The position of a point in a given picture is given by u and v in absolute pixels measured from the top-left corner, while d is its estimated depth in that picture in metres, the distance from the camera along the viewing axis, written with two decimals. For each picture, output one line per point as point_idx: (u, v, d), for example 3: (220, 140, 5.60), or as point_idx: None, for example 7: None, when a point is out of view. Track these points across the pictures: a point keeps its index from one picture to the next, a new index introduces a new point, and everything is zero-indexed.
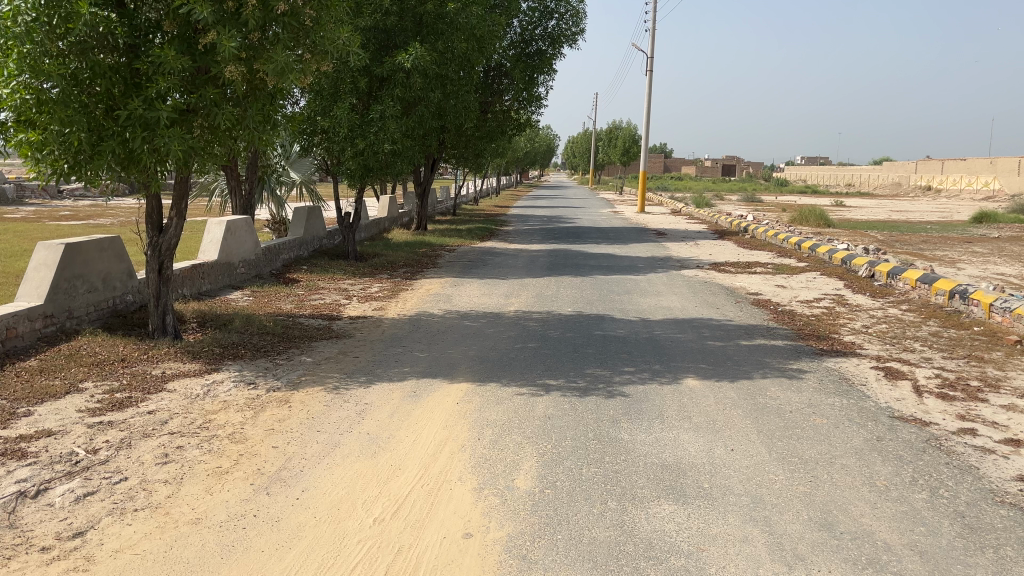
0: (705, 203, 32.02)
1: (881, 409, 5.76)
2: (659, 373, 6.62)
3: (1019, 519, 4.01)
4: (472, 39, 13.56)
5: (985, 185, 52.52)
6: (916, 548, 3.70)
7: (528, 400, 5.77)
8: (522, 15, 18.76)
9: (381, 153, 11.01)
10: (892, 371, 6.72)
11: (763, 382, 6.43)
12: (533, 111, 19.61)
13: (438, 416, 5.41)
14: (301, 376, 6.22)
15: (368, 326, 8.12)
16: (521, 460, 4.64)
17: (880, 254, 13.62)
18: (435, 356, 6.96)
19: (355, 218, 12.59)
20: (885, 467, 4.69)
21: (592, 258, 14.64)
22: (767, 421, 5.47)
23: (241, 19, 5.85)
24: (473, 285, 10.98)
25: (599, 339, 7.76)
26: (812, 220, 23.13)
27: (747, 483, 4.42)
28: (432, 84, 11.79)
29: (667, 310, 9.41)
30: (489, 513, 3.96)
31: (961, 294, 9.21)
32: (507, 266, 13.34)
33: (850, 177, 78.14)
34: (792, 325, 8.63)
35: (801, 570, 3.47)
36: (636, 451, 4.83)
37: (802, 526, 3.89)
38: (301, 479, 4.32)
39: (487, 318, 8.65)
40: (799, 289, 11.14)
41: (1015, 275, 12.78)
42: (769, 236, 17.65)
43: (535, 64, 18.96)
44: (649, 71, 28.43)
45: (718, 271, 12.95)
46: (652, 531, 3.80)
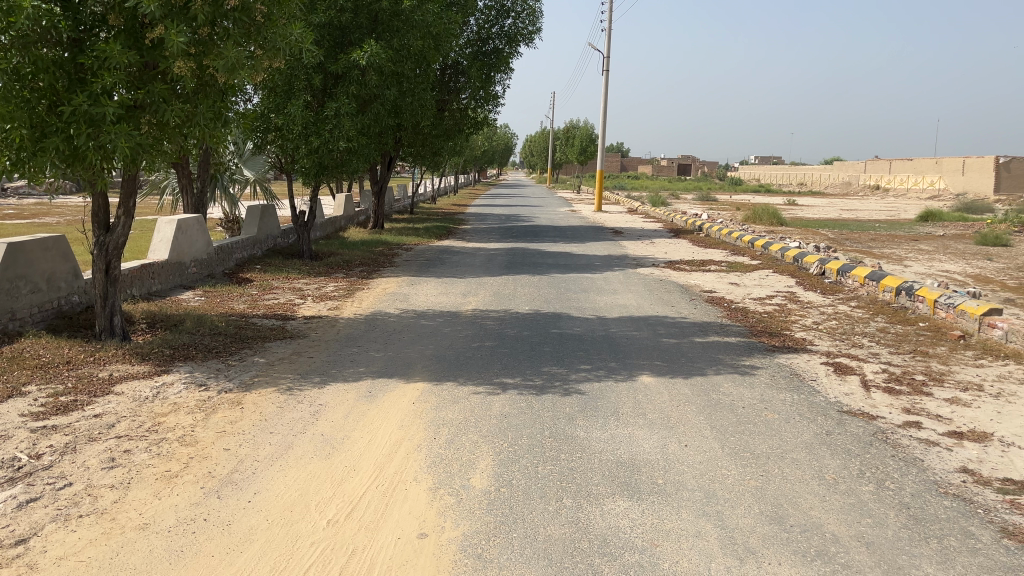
0: (661, 202, 32.31)
1: (830, 404, 5.87)
2: (615, 370, 6.66)
3: (961, 510, 4.13)
4: (428, 37, 13.49)
5: (931, 185, 54.01)
6: (863, 539, 3.78)
7: (484, 399, 5.76)
8: (478, 13, 18.72)
9: (336, 151, 10.93)
10: (841, 367, 6.87)
11: (716, 378, 6.52)
12: (490, 109, 19.57)
13: (393, 416, 5.38)
14: (254, 378, 6.12)
15: (323, 326, 8.03)
16: (477, 459, 4.63)
17: (830, 251, 13.90)
18: (391, 356, 6.91)
19: (310, 216, 12.44)
20: (834, 461, 4.78)
21: (549, 257, 14.66)
22: (720, 417, 5.55)
23: (190, 13, 5.74)
24: (430, 284, 10.94)
25: (556, 337, 7.78)
26: (765, 219, 23.47)
27: (699, 478, 4.47)
28: (387, 81, 11.69)
29: (623, 308, 9.48)
30: (444, 513, 3.94)
31: (907, 290, 9.45)
32: (464, 264, 13.31)
33: (801, 177, 79.66)
34: (746, 322, 8.76)
35: (753, 563, 3.53)
36: (590, 448, 4.86)
37: (753, 520, 3.95)
38: (253, 482, 4.25)
39: (444, 317, 8.62)
40: (752, 286, 11.31)
41: (958, 272, 13.17)
42: (723, 235, 17.88)
43: (492, 63, 18.94)
44: (605, 72, 28.62)
45: (673, 270, 13.07)
46: (606, 527, 3.83)
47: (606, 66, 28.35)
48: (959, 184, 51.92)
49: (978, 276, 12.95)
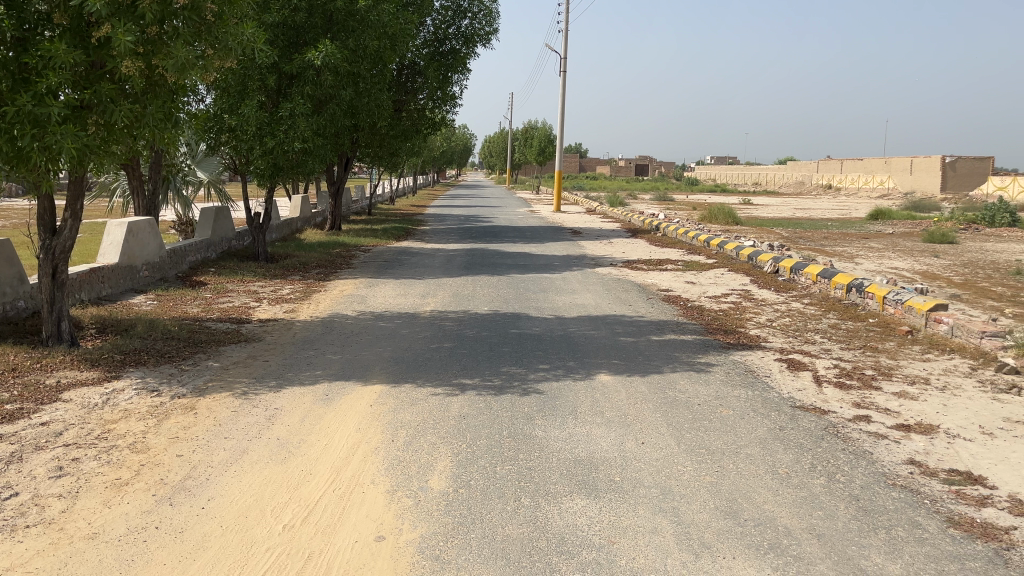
0: (619, 203, 32.56)
1: (783, 400, 5.98)
2: (573, 370, 6.69)
3: (909, 500, 4.24)
4: (383, 37, 13.42)
5: (881, 184, 55.31)
6: (814, 531, 3.86)
7: (443, 400, 5.75)
8: (434, 14, 18.67)
9: (291, 152, 10.81)
10: (794, 363, 7.00)
11: (672, 376, 6.60)
12: (448, 110, 19.53)
13: (350, 419, 5.34)
14: (208, 382, 6.02)
15: (279, 329, 7.94)
16: (435, 461, 4.62)
17: (783, 250, 14.16)
18: (348, 359, 6.86)
19: (265, 218, 12.28)
20: (786, 455, 4.88)
21: (507, 257, 14.68)
22: (676, 414, 5.62)
23: (137, 12, 5.63)
24: (388, 285, 10.88)
25: (514, 338, 7.79)
26: (721, 219, 23.77)
27: (655, 475, 4.52)
28: (342, 81, 11.60)
29: (581, 307, 9.53)
30: (402, 515, 3.92)
31: (857, 288, 9.67)
32: (423, 265, 13.26)
33: (756, 177, 80.96)
34: (702, 320, 8.88)
35: (708, 558, 3.58)
36: (548, 447, 4.88)
37: (708, 515, 4.01)
38: (206, 489, 4.19)
39: (402, 318, 8.58)
40: (708, 285, 11.46)
41: (907, 269, 13.51)
42: (680, 234, 18.09)
43: (449, 64, 18.91)
44: (562, 73, 28.73)
45: (630, 269, 13.18)
46: (564, 526, 3.85)
47: (563, 68, 28.47)
48: (908, 183, 53.24)
49: (925, 273, 13.29)
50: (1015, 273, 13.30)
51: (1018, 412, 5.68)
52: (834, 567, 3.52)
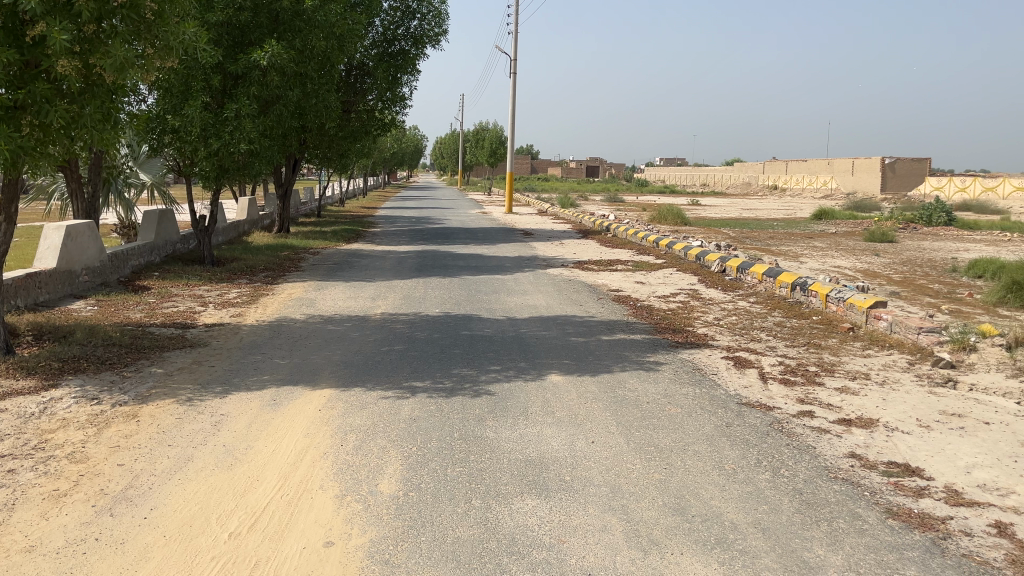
0: (570, 203, 32.81)
1: (729, 397, 6.09)
2: (524, 370, 6.71)
3: (850, 493, 4.35)
4: (331, 37, 13.29)
5: (824, 184, 56.67)
6: (759, 525, 3.94)
7: (393, 403, 5.71)
8: (383, 14, 18.54)
9: (237, 153, 10.67)
10: (740, 360, 7.13)
11: (622, 375, 6.67)
12: (398, 111, 19.40)
13: (299, 423, 5.27)
14: (151, 389, 5.88)
15: (225, 333, 7.80)
16: (385, 464, 4.59)
17: (730, 249, 14.40)
18: (296, 363, 6.77)
19: (211, 220, 12.05)
20: (733, 451, 4.96)
21: (459, 258, 14.66)
22: (625, 413, 5.68)
23: (74, 10, 5.48)
24: (338, 288, 10.77)
25: (465, 339, 7.78)
26: (669, 219, 24.09)
27: (605, 473, 4.56)
28: (289, 82, 11.46)
29: (532, 308, 9.57)
30: (352, 520, 3.89)
31: (801, 286, 9.89)
32: (373, 267, 13.16)
33: (705, 178, 82.23)
34: (651, 319, 8.98)
35: (656, 554, 3.62)
36: (499, 448, 4.89)
37: (657, 513, 4.06)
38: (149, 498, 4.09)
39: (351, 322, 8.49)
40: (657, 285, 11.60)
41: (849, 268, 13.85)
42: (630, 235, 18.27)
43: (398, 64, 18.80)
44: (513, 74, 28.75)
45: (581, 270, 13.27)
46: (514, 526, 3.86)
47: (513, 69, 28.51)
48: (849, 184, 54.69)
49: (867, 271, 13.64)
50: (950, 270, 13.76)
51: (953, 405, 5.88)
52: (778, 559, 3.60)
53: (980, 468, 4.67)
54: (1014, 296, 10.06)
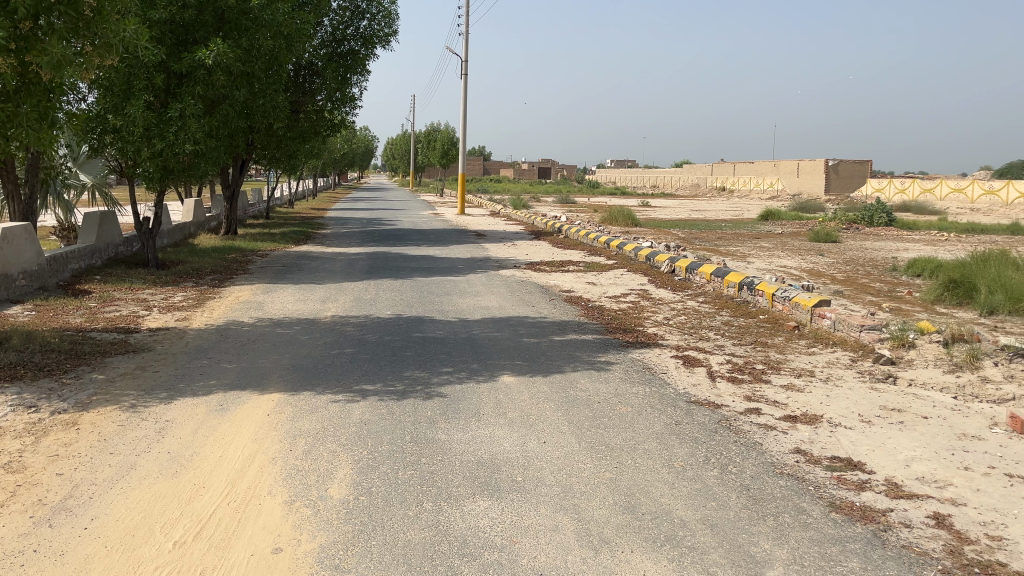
0: (521, 203, 32.93)
1: (678, 395, 6.17)
2: (476, 372, 6.70)
3: (795, 488, 4.45)
4: (278, 36, 13.11)
5: (771, 186, 57.83)
6: (708, 522, 4.00)
7: (343, 407, 5.66)
8: (331, 14, 18.36)
9: (182, 154, 10.46)
10: (689, 359, 7.24)
11: (573, 375, 6.71)
12: (347, 111, 19.22)
13: (246, 429, 5.18)
14: (92, 396, 5.72)
15: (170, 338, 7.64)
16: (335, 469, 4.54)
17: (680, 250, 14.57)
18: (244, 367, 6.66)
19: (156, 222, 11.78)
20: (682, 449, 5.03)
21: (410, 260, 14.57)
22: (577, 412, 5.72)
23: (8, 6, 5.31)
24: (287, 291, 10.63)
25: (417, 341, 7.74)
26: (620, 220, 24.31)
27: (557, 473, 4.58)
28: (236, 81, 11.27)
29: (484, 309, 9.57)
30: (301, 525, 3.84)
31: (748, 286, 10.08)
32: (323, 270, 13.01)
33: (655, 180, 83.24)
34: (602, 319, 9.07)
35: (607, 553, 3.65)
36: (451, 450, 4.87)
37: (608, 511, 4.09)
38: (90, 508, 3.98)
39: (301, 325, 8.39)
40: (608, 285, 11.70)
41: (794, 268, 14.14)
42: (581, 236, 18.40)
43: (348, 64, 18.61)
44: (464, 76, 28.73)
45: (533, 270, 13.31)
46: (466, 528, 3.85)
47: (464, 71, 28.48)
48: (794, 185, 55.92)
49: (812, 270, 13.95)
50: (891, 269, 14.16)
51: (893, 400, 6.05)
52: (726, 554, 3.65)
53: (919, 461, 4.81)
54: (951, 294, 10.40)
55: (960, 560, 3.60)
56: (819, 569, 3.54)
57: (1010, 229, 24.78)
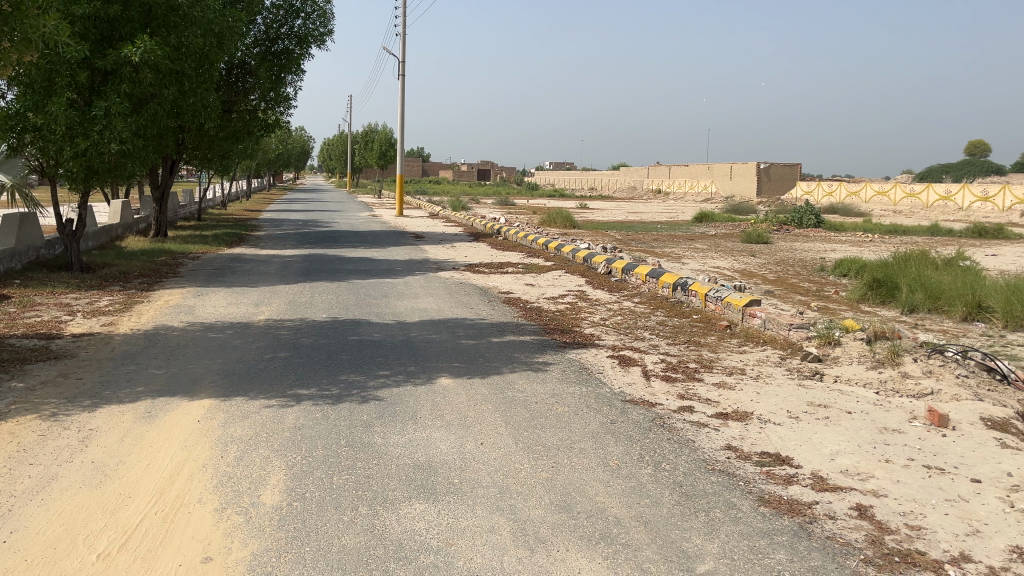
0: (460, 204, 32.88)
1: (614, 394, 6.25)
2: (414, 375, 6.66)
3: (725, 483, 4.56)
4: (209, 34, 12.81)
5: (705, 188, 59.03)
6: (641, 518, 4.06)
7: (277, 412, 5.56)
8: (265, 12, 18.03)
9: (108, 154, 10.12)
10: (625, 358, 7.35)
11: (511, 376, 6.73)
12: (282, 111, 18.89)
13: (176, 436, 5.04)
14: (11, 405, 5.50)
15: (95, 343, 7.39)
16: (268, 475, 4.46)
17: (616, 251, 14.74)
18: (173, 373, 6.49)
19: (80, 224, 11.37)
20: (617, 447, 5.10)
21: (348, 262, 14.39)
22: (514, 413, 5.74)
23: None
24: (219, 294, 10.39)
25: (353, 345, 7.65)
26: (559, 221, 24.39)
27: (494, 474, 4.59)
28: (164, 79, 10.97)
29: (422, 312, 9.53)
30: (231, 533, 3.76)
31: (682, 286, 10.26)
32: (257, 272, 12.75)
33: (592, 182, 84.07)
34: (539, 320, 9.12)
35: (542, 552, 3.68)
36: (387, 454, 4.83)
37: (544, 511, 4.12)
38: (8, 521, 3.83)
39: (233, 329, 8.22)
40: (546, 286, 11.78)
41: (727, 269, 14.45)
42: (520, 238, 18.47)
43: (282, 64, 18.28)
44: (401, 77, 28.53)
45: (472, 272, 13.30)
46: (402, 531, 3.83)
47: (402, 72, 28.29)
48: (728, 188, 57.17)
49: (744, 271, 14.27)
50: (819, 269, 14.59)
51: (819, 396, 6.25)
52: (659, 551, 3.72)
53: (843, 454, 4.98)
54: (875, 293, 10.78)
55: (881, 550, 3.74)
56: (748, 561, 3.63)
57: (930, 230, 25.79)
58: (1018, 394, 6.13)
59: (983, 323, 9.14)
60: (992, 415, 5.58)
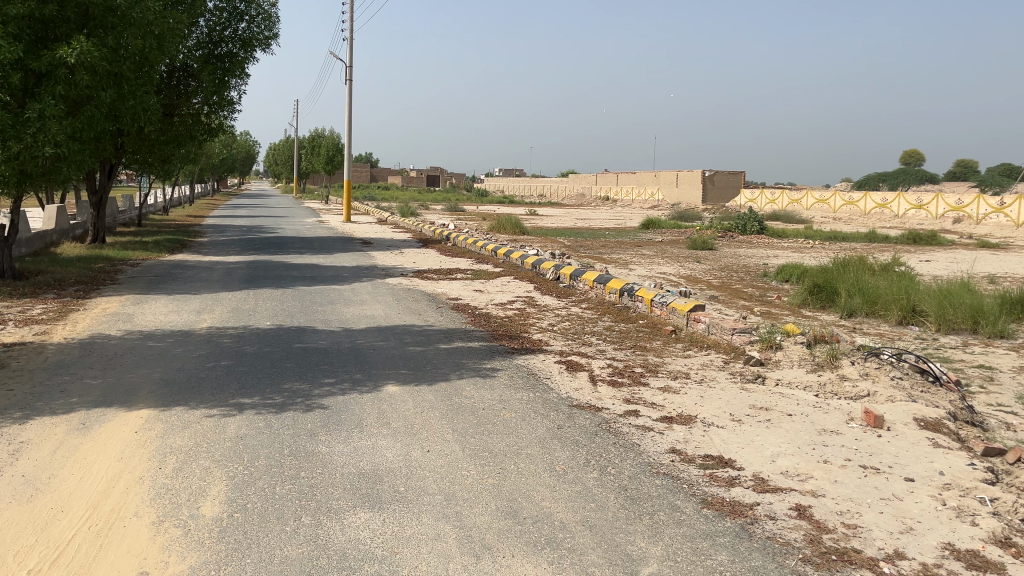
0: (410, 211, 32.69)
1: (561, 399, 6.28)
2: (360, 382, 6.59)
3: (669, 486, 4.61)
4: (149, 35, 12.53)
5: (652, 196, 59.85)
6: (587, 523, 4.08)
7: (218, 421, 5.45)
8: (208, 14, 17.72)
9: (42, 157, 9.84)
10: (572, 364, 7.39)
11: (459, 383, 6.70)
12: (225, 115, 18.58)
13: (112, 448, 4.90)
14: None
15: (27, 353, 7.15)
16: (207, 486, 4.36)
17: (565, 258, 14.85)
18: (110, 383, 6.31)
19: (12, 230, 11.00)
20: (563, 452, 5.12)
21: (293, 269, 14.17)
22: (461, 420, 5.72)
23: None
24: (159, 302, 10.14)
25: (298, 352, 7.54)
26: (508, 228, 24.42)
27: (440, 481, 4.57)
28: (102, 81, 10.70)
29: (369, 318, 9.46)
30: (169, 547, 3.67)
31: (628, 291, 10.39)
32: (199, 279, 12.49)
33: (541, 189, 84.55)
34: (488, 326, 9.13)
35: (488, 558, 3.67)
36: (332, 463, 4.77)
37: (490, 517, 4.12)
38: None
39: (174, 337, 8.03)
40: (495, 293, 11.79)
41: (673, 275, 14.67)
42: (469, 244, 18.46)
43: (226, 67, 17.96)
44: (348, 82, 28.25)
45: (421, 279, 13.25)
46: (346, 541, 3.78)
47: (348, 77, 28.04)
48: (674, 195, 58.04)
49: (689, 277, 14.50)
50: (762, 275, 14.91)
51: (761, 399, 6.37)
52: (604, 555, 3.74)
53: (784, 456, 5.09)
54: (815, 298, 11.05)
55: (819, 548, 3.83)
56: (691, 563, 3.68)
57: (869, 236, 26.54)
58: (949, 394, 6.34)
59: (917, 326, 9.46)
60: (925, 415, 5.75)
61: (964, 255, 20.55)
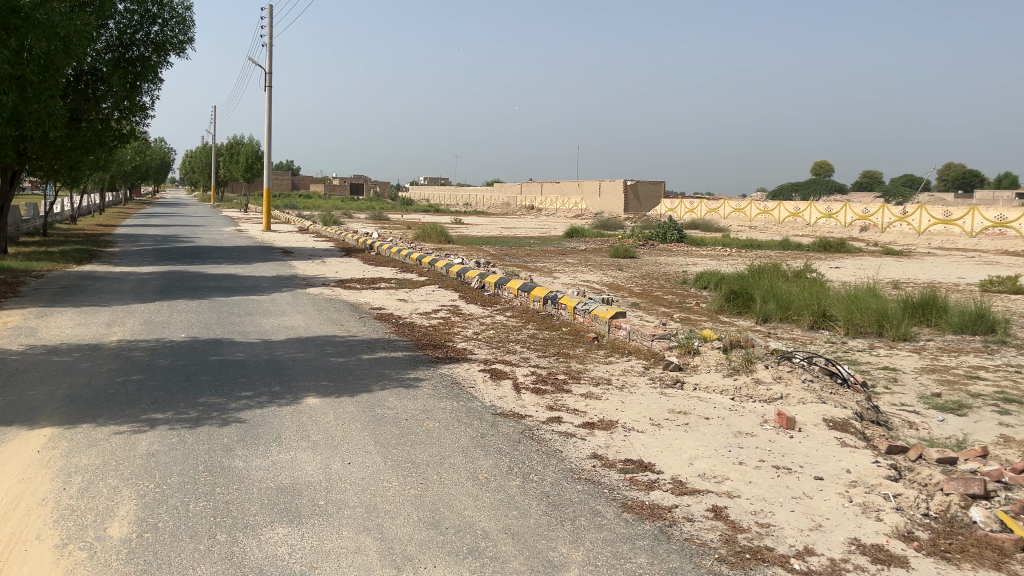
0: (333, 219, 32.18)
1: (485, 408, 6.28)
2: (279, 395, 6.44)
3: (590, 491, 4.66)
4: (54, 37, 11.99)
5: (576, 205, 60.59)
6: (509, 530, 4.09)
7: (128, 438, 5.24)
8: (118, 16, 17.13)
9: None
10: (496, 372, 7.40)
11: (381, 394, 6.62)
12: (137, 120, 17.93)
13: (10, 470, 4.64)
14: None
15: None
16: (116, 506, 4.18)
17: (490, 267, 14.85)
18: (11, 400, 6.00)
19: None
20: (486, 461, 5.12)
21: (210, 279, 13.78)
22: (383, 430, 5.66)
23: None
24: (65, 315, 9.69)
25: (214, 365, 7.33)
26: (433, 237, 24.29)
27: (360, 494, 4.50)
28: (3, 83, 10.16)
29: (290, 329, 9.26)
30: (73, 571, 3.51)
31: (552, 299, 10.47)
32: (110, 291, 12.01)
33: (466, 199, 84.52)
34: (411, 336, 9.06)
35: (409, 570, 3.64)
36: (249, 478, 4.65)
37: (410, 528, 4.08)
38: None
39: (81, 351, 7.69)
40: (419, 302, 11.70)
41: (596, 282, 14.88)
42: (393, 253, 18.26)
43: (137, 71, 17.37)
44: (268, 88, 27.65)
45: (343, 288, 13.06)
46: (263, 557, 3.69)
47: (267, 83, 27.47)
48: (598, 205, 58.90)
49: (612, 285, 14.72)
50: (681, 282, 15.24)
51: (680, 404, 6.51)
52: (526, 561, 3.76)
53: (701, 459, 5.22)
54: (732, 304, 11.35)
55: (733, 548, 3.93)
56: (610, 566, 3.73)
57: (783, 244, 27.47)
58: (856, 395, 6.61)
59: (827, 330, 9.83)
60: (833, 416, 5.99)
61: (870, 262, 21.43)
